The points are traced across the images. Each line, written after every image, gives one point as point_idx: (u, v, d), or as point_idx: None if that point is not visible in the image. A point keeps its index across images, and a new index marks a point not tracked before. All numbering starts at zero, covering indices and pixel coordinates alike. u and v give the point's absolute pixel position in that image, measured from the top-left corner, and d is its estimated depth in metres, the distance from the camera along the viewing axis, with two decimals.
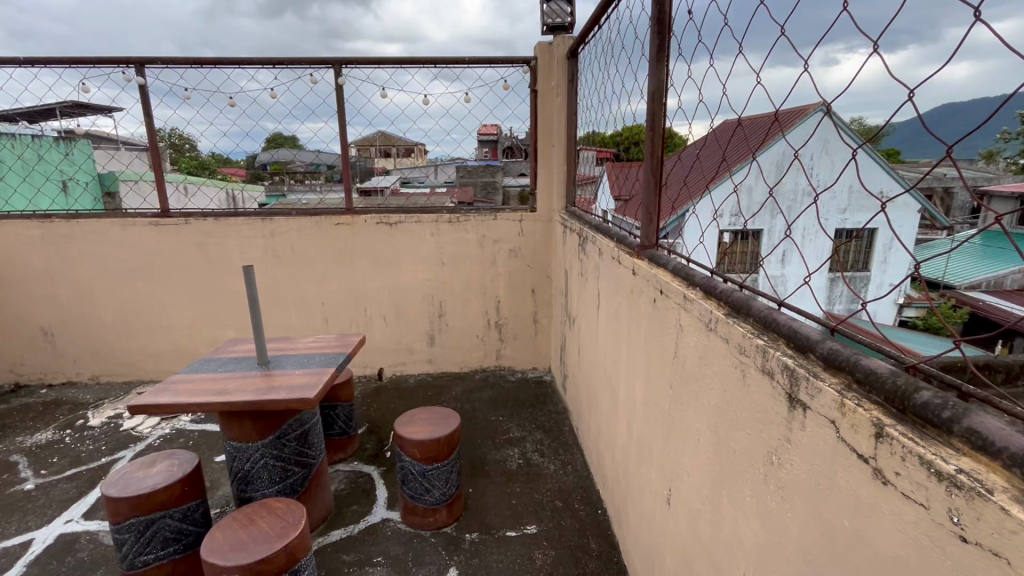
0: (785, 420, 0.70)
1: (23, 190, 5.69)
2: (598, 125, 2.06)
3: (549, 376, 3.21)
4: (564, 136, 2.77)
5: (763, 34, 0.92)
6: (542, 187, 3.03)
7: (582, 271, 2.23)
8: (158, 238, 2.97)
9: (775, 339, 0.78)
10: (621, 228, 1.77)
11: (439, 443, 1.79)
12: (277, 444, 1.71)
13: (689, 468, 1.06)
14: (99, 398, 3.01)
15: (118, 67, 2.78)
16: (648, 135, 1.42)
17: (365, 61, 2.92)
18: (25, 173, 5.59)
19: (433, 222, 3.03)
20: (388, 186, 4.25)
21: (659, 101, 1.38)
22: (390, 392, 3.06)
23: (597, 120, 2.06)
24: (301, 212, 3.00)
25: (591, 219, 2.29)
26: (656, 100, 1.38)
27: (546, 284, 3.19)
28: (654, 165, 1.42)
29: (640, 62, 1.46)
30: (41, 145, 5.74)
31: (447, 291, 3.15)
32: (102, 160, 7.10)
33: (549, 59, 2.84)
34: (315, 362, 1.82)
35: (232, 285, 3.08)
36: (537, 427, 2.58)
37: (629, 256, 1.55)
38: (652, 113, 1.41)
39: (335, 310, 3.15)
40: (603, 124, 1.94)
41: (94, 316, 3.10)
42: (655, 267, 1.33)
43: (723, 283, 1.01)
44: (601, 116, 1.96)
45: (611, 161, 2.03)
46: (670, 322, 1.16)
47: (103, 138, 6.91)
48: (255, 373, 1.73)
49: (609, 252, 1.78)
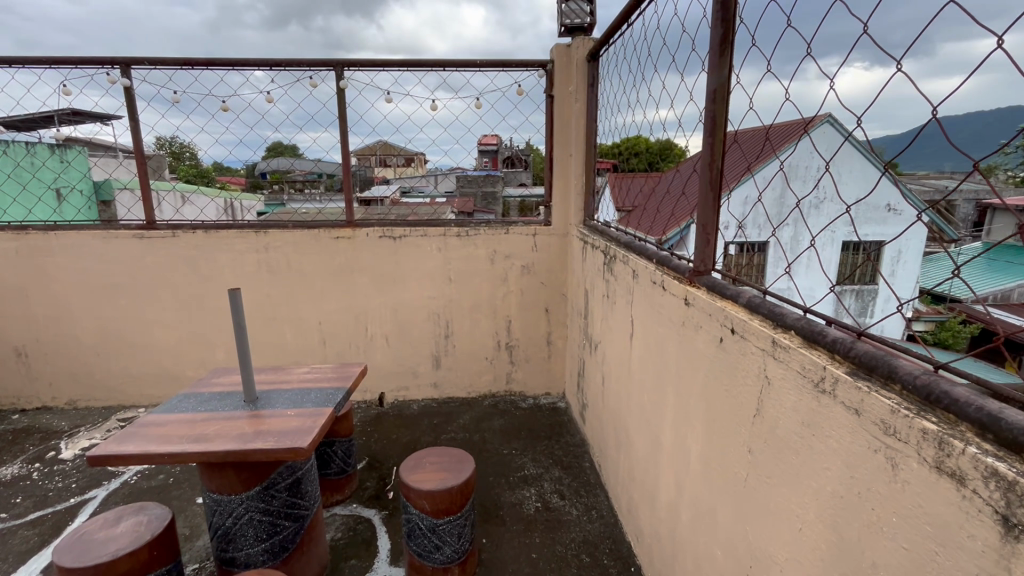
0: (997, 555, 0.49)
1: (14, 200, 5.49)
2: (617, 130, 1.82)
3: (564, 402, 2.98)
4: (583, 143, 2.57)
5: (907, 10, 0.66)
6: (557, 198, 2.81)
7: (610, 295, 1.99)
8: (142, 251, 2.75)
9: (947, 419, 0.56)
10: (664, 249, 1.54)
11: (453, 493, 1.56)
12: (265, 496, 1.48)
13: (782, 560, 0.84)
14: (75, 425, 2.77)
15: (102, 68, 2.58)
16: (709, 140, 1.21)
17: (370, 64, 2.72)
18: (17, 180, 5.40)
19: (441, 236, 2.81)
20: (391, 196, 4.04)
21: (722, 103, 1.18)
22: (392, 420, 2.82)
23: (618, 125, 1.82)
24: (298, 224, 2.79)
25: (616, 235, 2.06)
26: (719, 100, 1.18)
27: (561, 302, 2.96)
28: (713, 176, 1.20)
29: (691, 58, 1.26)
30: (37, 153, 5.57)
31: (455, 311, 2.92)
32: (99, 169, 6.93)
33: (568, 63, 2.64)
34: (310, 401, 1.57)
35: (222, 303, 2.85)
36: (555, 463, 2.35)
37: (677, 283, 1.31)
38: (712, 115, 1.20)
39: (333, 330, 2.92)
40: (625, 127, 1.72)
41: (73, 336, 2.86)
42: (717, 297, 1.11)
43: (829, 327, 0.79)
44: (624, 121, 1.74)
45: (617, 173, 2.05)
46: (749, 372, 0.94)
47: (100, 145, 6.74)
48: (240, 415, 1.49)
49: (646, 274, 1.55)
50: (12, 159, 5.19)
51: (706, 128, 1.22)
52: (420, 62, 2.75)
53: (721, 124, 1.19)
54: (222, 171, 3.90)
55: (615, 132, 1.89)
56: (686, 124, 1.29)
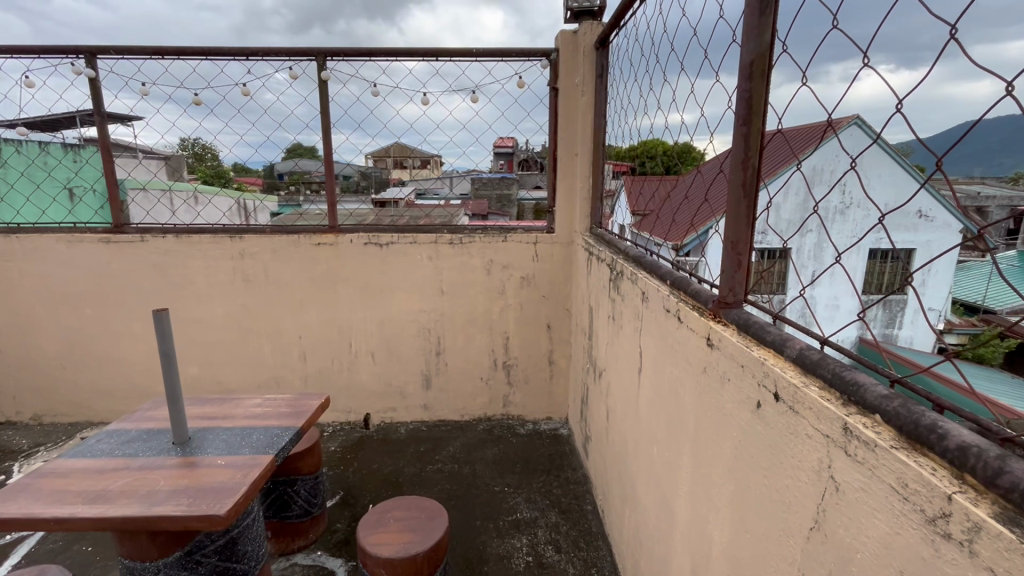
0: None
1: (22, 200, 5.42)
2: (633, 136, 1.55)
3: (566, 428, 2.69)
4: (590, 142, 2.29)
5: None
6: (562, 203, 2.52)
7: (615, 318, 1.69)
8: (109, 257, 2.54)
9: None
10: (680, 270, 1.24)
11: (416, 562, 1.28)
12: (187, 564, 1.22)
13: None
14: (35, 445, 2.57)
15: (65, 58, 2.37)
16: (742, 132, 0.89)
17: (355, 53, 2.46)
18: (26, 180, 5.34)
19: (431, 243, 2.54)
20: (404, 198, 3.81)
21: (761, 81, 0.86)
22: (375, 445, 2.57)
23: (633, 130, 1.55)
24: (275, 229, 2.54)
25: (626, 247, 1.76)
26: (756, 76, 0.86)
27: (565, 318, 2.67)
28: (748, 177, 0.88)
29: (716, 39, 0.99)
30: (46, 152, 5.51)
31: (446, 326, 2.65)
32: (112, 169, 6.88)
33: (575, 51, 2.36)
34: (249, 445, 1.31)
35: (194, 314, 2.62)
36: (551, 504, 2.07)
37: (695, 318, 1.01)
38: (747, 102, 0.88)
39: (314, 345, 2.68)
40: (639, 133, 1.46)
41: (38, 347, 2.66)
42: (752, 343, 0.81)
43: (945, 420, 0.49)
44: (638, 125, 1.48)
45: (628, 175, 1.84)
46: (801, 461, 0.64)
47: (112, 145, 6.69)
48: (159, 464, 1.23)
49: (658, 298, 1.25)
50: (20, 159, 5.13)
51: (737, 115, 0.90)
52: (412, 51, 2.48)
53: (759, 108, 0.87)
54: (238, 171, 3.72)
55: (628, 138, 1.63)
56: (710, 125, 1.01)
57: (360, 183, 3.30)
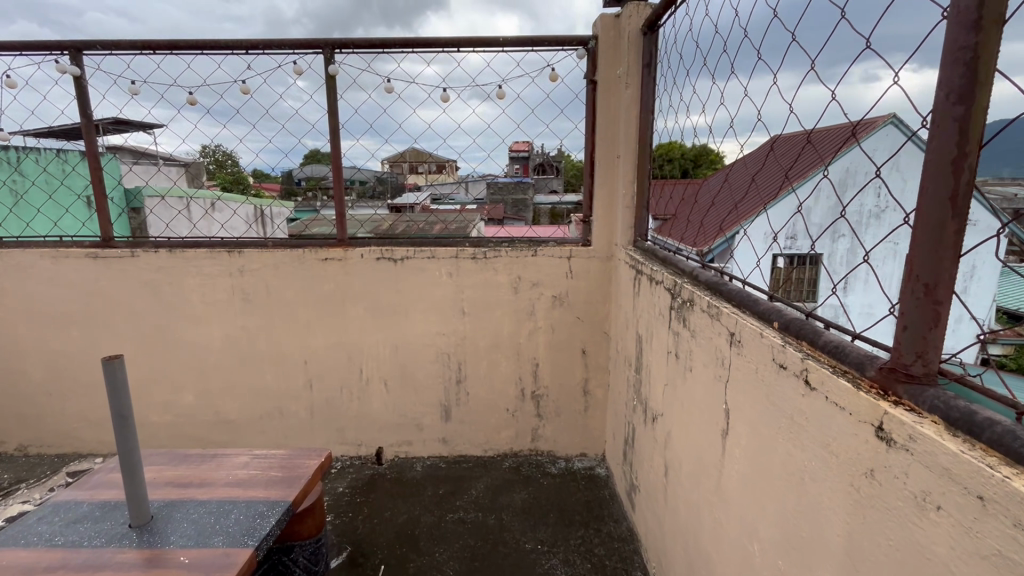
0: None
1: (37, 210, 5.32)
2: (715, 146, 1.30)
3: (603, 468, 2.37)
4: (634, 140, 2.00)
5: None
6: (599, 211, 2.21)
7: (679, 357, 1.38)
8: (97, 274, 2.29)
9: None
10: (784, 310, 0.93)
11: None
12: None
13: None
14: (16, 481, 2.33)
15: (49, 55, 2.14)
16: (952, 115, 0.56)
17: (368, 45, 2.19)
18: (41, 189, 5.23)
19: (452, 258, 2.25)
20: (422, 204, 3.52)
21: (996, 31, 0.53)
22: (388, 486, 2.28)
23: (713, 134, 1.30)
24: (278, 243, 2.27)
25: (690, 267, 1.43)
26: (988, 27, 0.54)
27: (602, 342, 2.35)
28: (963, 187, 0.56)
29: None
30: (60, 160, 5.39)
31: (469, 351, 2.35)
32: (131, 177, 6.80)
33: (617, 38, 2.05)
34: (223, 532, 1.02)
35: (190, 336, 2.37)
36: (593, 568, 1.75)
37: (846, 395, 0.69)
38: (969, 69, 0.55)
39: (321, 371, 2.40)
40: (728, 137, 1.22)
41: (23, 373, 2.43)
42: (999, 463, 0.49)
43: None
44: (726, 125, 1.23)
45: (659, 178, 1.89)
46: None
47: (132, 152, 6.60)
48: (106, 558, 0.95)
49: (763, 355, 0.92)
50: (34, 167, 5.01)
51: (943, 86, 0.58)
52: (431, 42, 2.19)
53: (987, 77, 0.54)
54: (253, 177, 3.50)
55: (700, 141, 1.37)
56: (850, 113, 0.75)
57: (376, 188, 3.18)
